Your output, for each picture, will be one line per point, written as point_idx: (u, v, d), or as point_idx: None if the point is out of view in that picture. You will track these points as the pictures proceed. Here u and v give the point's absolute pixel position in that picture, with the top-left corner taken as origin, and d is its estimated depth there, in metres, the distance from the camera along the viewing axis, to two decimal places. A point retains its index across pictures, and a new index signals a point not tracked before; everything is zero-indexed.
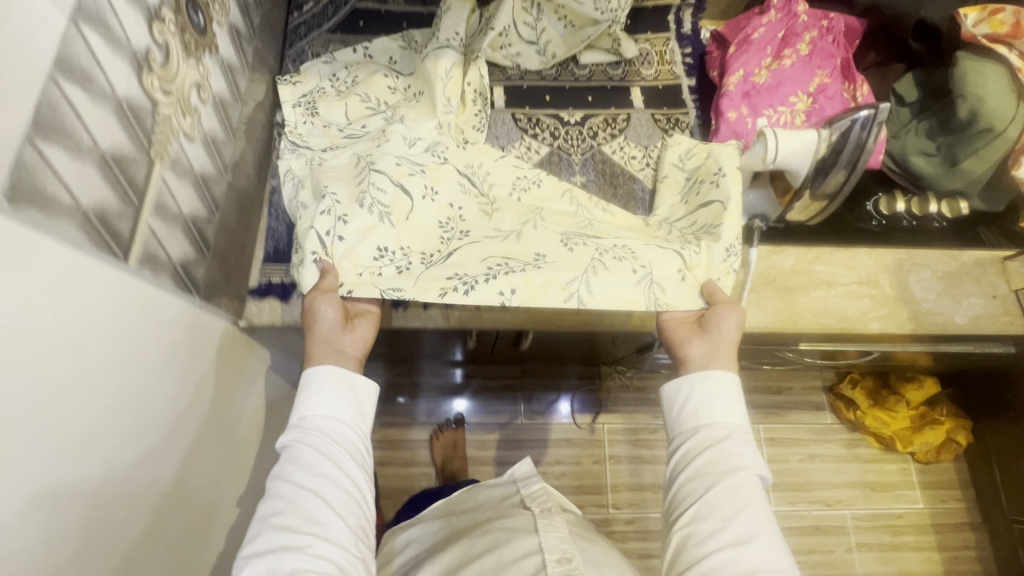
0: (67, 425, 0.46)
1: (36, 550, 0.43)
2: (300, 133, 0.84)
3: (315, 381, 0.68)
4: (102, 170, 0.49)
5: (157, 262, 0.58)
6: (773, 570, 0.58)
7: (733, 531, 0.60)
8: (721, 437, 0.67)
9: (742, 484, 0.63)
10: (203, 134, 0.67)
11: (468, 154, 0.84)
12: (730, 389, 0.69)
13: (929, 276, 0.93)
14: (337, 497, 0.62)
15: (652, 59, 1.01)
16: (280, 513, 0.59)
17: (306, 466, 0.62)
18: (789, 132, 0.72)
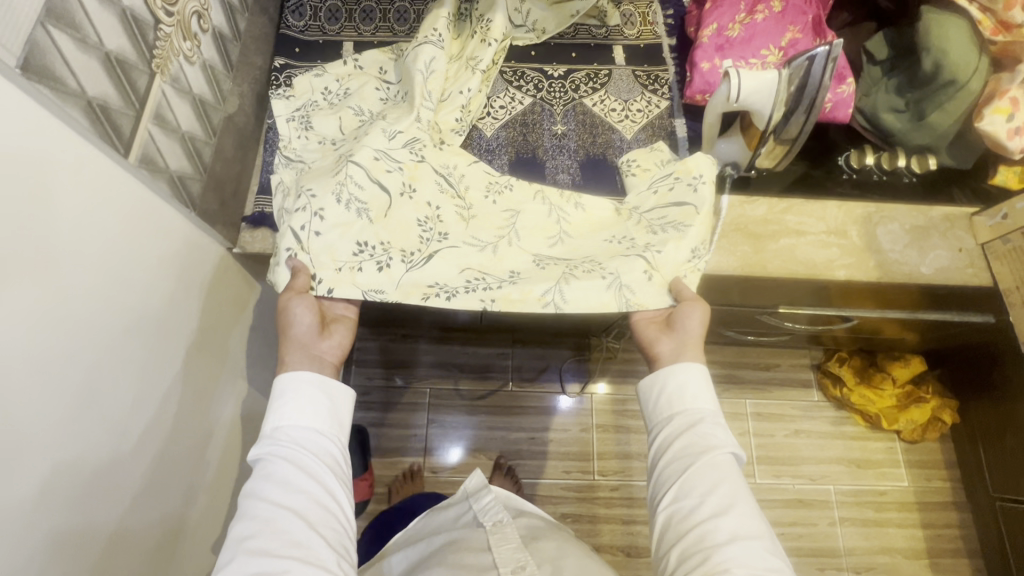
0: (62, 296, 0.51)
1: (23, 402, 0.48)
2: (294, 148, 0.85)
3: (289, 388, 0.68)
4: (107, 68, 0.54)
5: (155, 166, 0.64)
6: (752, 537, 0.61)
7: (714, 504, 0.63)
8: (697, 419, 0.70)
9: (719, 461, 0.66)
10: (202, 60, 0.72)
11: (445, 154, 0.87)
12: (702, 377, 0.72)
13: (897, 229, 0.96)
14: (317, 513, 0.61)
15: (635, 20, 1.05)
16: (253, 535, 0.57)
17: (282, 482, 0.61)
18: (753, 72, 0.77)
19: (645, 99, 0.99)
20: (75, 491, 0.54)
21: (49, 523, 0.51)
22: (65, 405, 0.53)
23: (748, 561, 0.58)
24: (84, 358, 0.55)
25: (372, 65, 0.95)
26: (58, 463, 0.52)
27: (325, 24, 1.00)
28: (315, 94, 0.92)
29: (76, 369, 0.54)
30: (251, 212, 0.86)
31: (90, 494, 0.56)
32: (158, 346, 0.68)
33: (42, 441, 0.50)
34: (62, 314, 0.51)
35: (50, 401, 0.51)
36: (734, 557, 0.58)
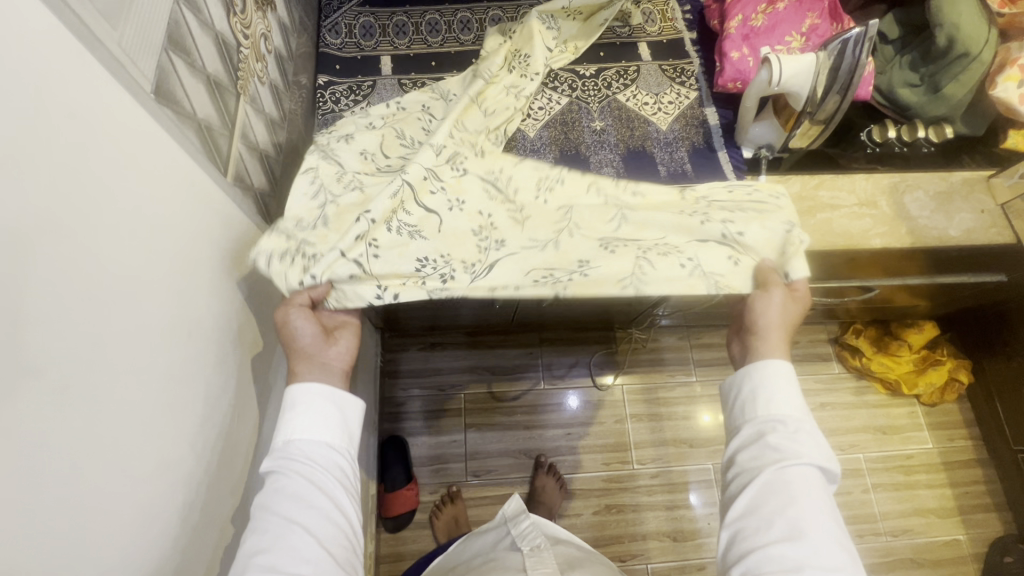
0: (175, 312, 0.53)
1: (154, 415, 0.49)
2: (330, 154, 0.80)
3: (300, 400, 0.64)
4: (209, 90, 0.57)
5: (245, 183, 0.66)
6: (827, 565, 0.57)
7: (783, 527, 0.60)
8: (770, 429, 0.67)
9: (793, 476, 0.63)
10: (270, 81, 0.75)
11: (487, 162, 0.83)
12: (776, 382, 0.69)
13: (922, 196, 1.01)
14: (328, 532, 0.57)
15: (655, 18, 1.10)
16: (265, 552, 0.54)
17: (294, 497, 0.58)
18: (791, 57, 0.81)
19: (674, 92, 1.04)
20: (195, 503, 0.56)
21: (177, 533, 0.53)
22: (186, 417, 0.55)
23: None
24: (197, 373, 0.57)
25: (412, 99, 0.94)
26: (182, 477, 0.54)
27: (361, 41, 1.02)
28: (357, 124, 0.90)
29: (191, 381, 0.56)
30: None
31: (204, 507, 0.58)
32: (248, 364, 0.70)
33: (170, 452, 0.52)
34: (180, 325, 0.54)
35: (175, 412, 0.53)
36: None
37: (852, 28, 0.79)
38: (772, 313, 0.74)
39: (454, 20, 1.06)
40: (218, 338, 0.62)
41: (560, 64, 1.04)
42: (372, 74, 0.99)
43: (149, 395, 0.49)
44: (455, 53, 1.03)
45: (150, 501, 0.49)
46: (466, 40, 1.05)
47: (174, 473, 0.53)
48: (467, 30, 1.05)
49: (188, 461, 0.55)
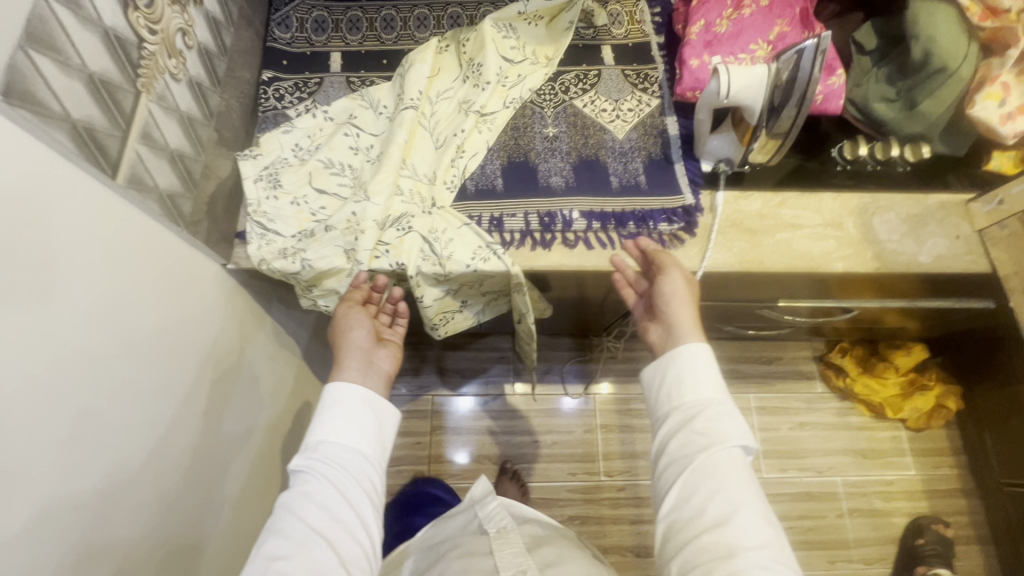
0: (51, 325, 0.50)
1: (17, 435, 0.47)
2: (266, 213, 0.85)
3: (341, 402, 0.71)
4: (91, 90, 0.54)
5: (146, 186, 0.64)
6: (751, 545, 0.61)
7: (714, 513, 0.63)
8: (696, 413, 0.70)
9: (718, 460, 0.66)
10: (189, 78, 0.72)
11: (433, 219, 0.87)
12: (700, 364, 0.72)
13: (893, 219, 0.96)
14: (346, 546, 0.62)
15: (622, 20, 1.05)
16: (286, 558, 0.59)
17: (319, 505, 0.64)
18: (742, 69, 0.76)
19: (635, 99, 0.99)
20: (87, 515, 0.55)
21: (60, 549, 0.51)
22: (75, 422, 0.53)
23: (751, 570, 0.58)
24: (90, 378, 0.55)
25: (342, 114, 0.94)
26: (64, 490, 0.52)
27: (312, 36, 0.99)
28: (284, 150, 0.89)
29: (82, 386, 0.54)
30: (242, 229, 0.86)
31: (105, 513, 0.57)
32: (169, 362, 0.69)
33: (43, 467, 0.50)
34: (58, 337, 0.51)
35: (51, 425, 0.51)
36: (736, 568, 0.58)
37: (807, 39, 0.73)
38: (682, 295, 0.77)
39: (410, 16, 1.02)
40: (118, 343, 0.59)
41: (536, 83, 0.98)
42: (320, 72, 0.97)
43: (19, 404, 0.47)
44: (409, 52, 1.00)
45: (26, 511, 0.48)
46: (420, 38, 1.01)
47: (54, 487, 0.51)
48: (422, 28, 1.02)
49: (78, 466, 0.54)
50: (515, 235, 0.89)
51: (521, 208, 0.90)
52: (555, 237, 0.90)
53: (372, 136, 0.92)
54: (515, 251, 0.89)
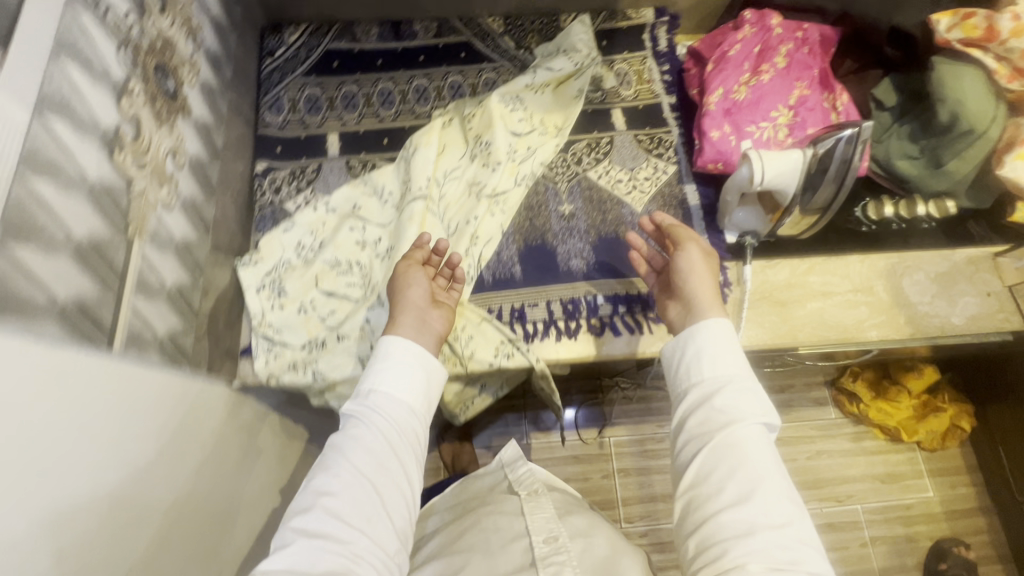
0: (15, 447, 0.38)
1: None
2: (272, 324, 0.79)
3: (391, 354, 0.67)
4: (78, 261, 0.48)
5: (145, 339, 0.57)
6: (774, 527, 0.55)
7: (731, 486, 0.58)
8: (715, 389, 0.64)
9: (739, 437, 0.60)
10: (182, 200, 0.66)
11: (450, 317, 0.82)
12: (717, 340, 0.67)
13: (922, 279, 0.93)
14: (391, 499, 0.59)
15: (630, 80, 1.00)
16: (332, 495, 0.56)
17: (365, 449, 0.60)
18: (774, 154, 0.72)
19: (651, 166, 0.95)
20: None
21: None
22: (73, 487, 0.43)
23: (770, 554, 0.53)
24: (78, 476, 0.44)
25: (344, 204, 0.88)
26: None
27: (306, 116, 0.93)
28: (286, 251, 0.83)
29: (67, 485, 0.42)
30: (247, 341, 0.80)
31: None
32: (184, 422, 0.60)
33: None
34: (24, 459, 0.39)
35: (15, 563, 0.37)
36: (753, 550, 0.53)
37: (846, 125, 0.72)
38: (700, 269, 0.74)
39: (409, 88, 0.97)
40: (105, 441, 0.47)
41: (548, 156, 0.93)
42: (318, 157, 0.90)
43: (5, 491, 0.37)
44: (410, 128, 0.94)
45: None
46: (421, 111, 0.96)
47: None
48: (423, 100, 0.96)
49: (59, 509, 0.42)
50: (538, 326, 0.84)
51: (542, 296, 0.85)
52: (580, 325, 0.85)
53: (379, 227, 0.87)
54: (539, 343, 0.84)
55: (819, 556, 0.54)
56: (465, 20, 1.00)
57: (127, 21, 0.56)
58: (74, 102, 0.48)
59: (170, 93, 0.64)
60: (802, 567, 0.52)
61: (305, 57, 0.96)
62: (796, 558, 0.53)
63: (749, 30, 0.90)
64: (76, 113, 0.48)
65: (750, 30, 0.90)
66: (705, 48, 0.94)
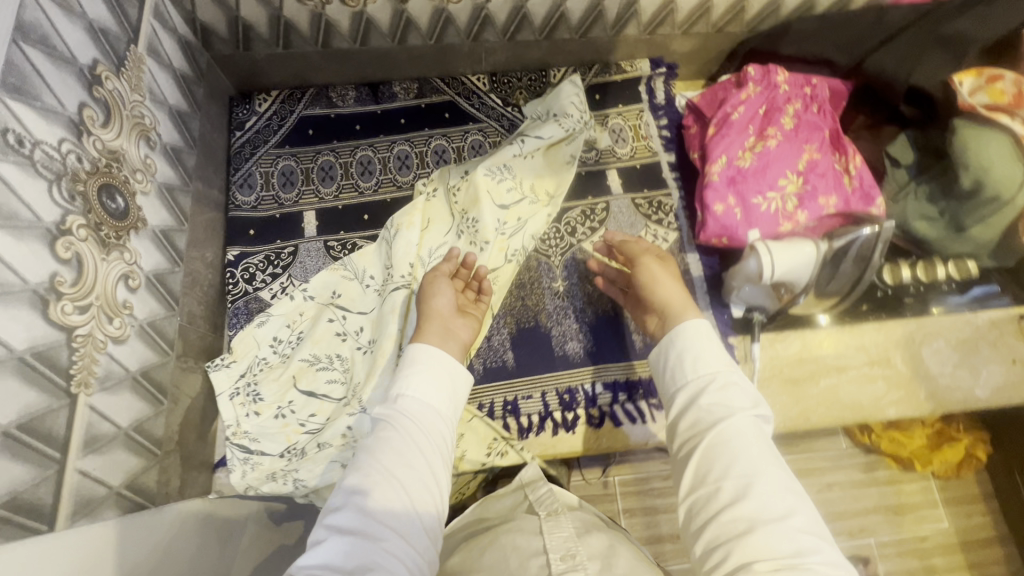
0: None
1: None
2: (248, 432, 0.73)
3: (419, 359, 0.65)
4: (6, 451, 0.43)
5: (97, 499, 0.52)
6: (779, 519, 0.49)
7: (729, 485, 0.52)
8: (702, 390, 0.60)
9: (732, 433, 0.55)
10: (138, 324, 0.60)
11: None
12: (697, 338, 0.63)
13: (943, 346, 0.87)
14: (419, 493, 0.55)
15: (626, 136, 0.92)
16: (363, 491, 0.53)
17: (393, 447, 0.57)
18: (786, 250, 0.66)
19: (650, 234, 0.87)
20: None
21: None
22: None
23: (781, 547, 0.47)
24: None
25: (323, 290, 0.82)
26: None
27: (279, 193, 0.87)
28: (263, 348, 0.78)
29: None
30: (223, 451, 0.75)
31: None
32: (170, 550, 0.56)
33: None
34: None
35: None
36: (759, 548, 0.47)
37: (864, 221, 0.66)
38: (664, 278, 0.72)
39: (390, 156, 0.90)
40: None
41: (540, 227, 0.86)
42: (293, 238, 0.84)
43: None
44: (392, 202, 0.88)
45: None
46: (404, 182, 0.89)
47: None
48: (404, 169, 0.90)
49: None
50: (533, 419, 0.79)
51: (537, 387, 0.80)
52: (578, 417, 0.79)
53: (361, 315, 0.81)
54: (535, 438, 0.78)
55: (831, 548, 0.48)
56: (447, 79, 0.93)
57: (62, 150, 0.50)
58: None
59: (119, 212, 0.58)
60: (812, 559, 0.46)
61: (278, 127, 0.89)
62: (805, 549, 0.46)
63: (752, 88, 0.83)
64: None
65: (754, 89, 0.83)
66: (706, 105, 0.88)
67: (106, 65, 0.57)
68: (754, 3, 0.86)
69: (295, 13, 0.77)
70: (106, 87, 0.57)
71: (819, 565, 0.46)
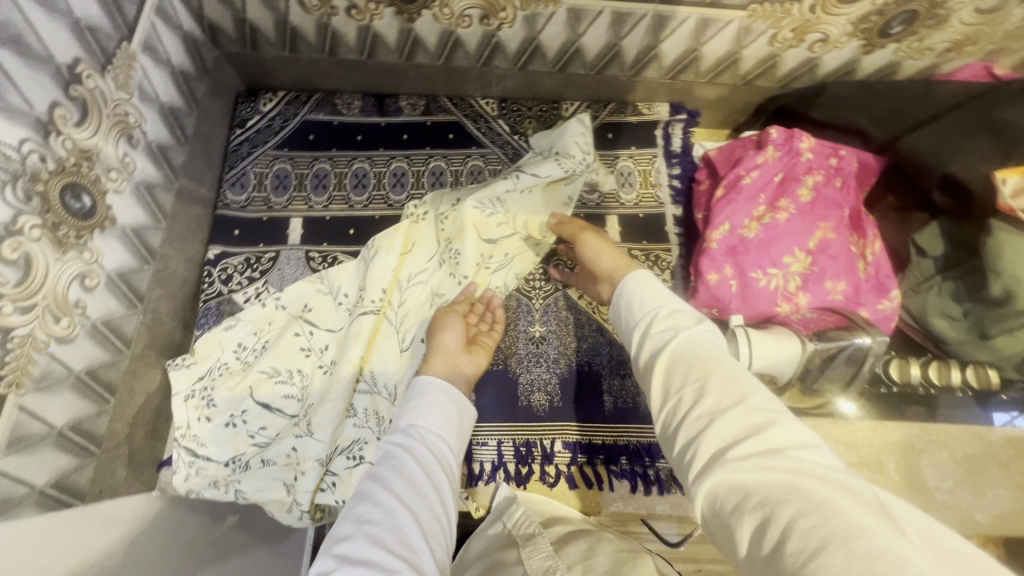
0: None
1: None
2: (196, 436, 0.72)
3: (427, 394, 0.64)
4: None
5: (17, 499, 0.52)
6: (741, 401, 0.41)
7: (688, 390, 0.45)
8: (650, 322, 0.54)
9: (683, 348, 0.48)
10: (89, 323, 0.60)
11: None
12: (639, 286, 0.58)
13: (946, 459, 0.78)
14: (429, 522, 0.49)
15: (633, 181, 0.87)
16: (375, 521, 0.47)
17: (406, 478, 0.52)
18: (766, 340, 0.65)
19: None
20: None
21: None
22: None
23: (748, 426, 0.39)
24: None
25: (296, 301, 0.79)
26: None
27: (270, 196, 0.86)
28: (225, 353, 0.76)
29: None
30: (171, 450, 0.74)
31: None
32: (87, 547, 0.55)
33: None
34: None
35: None
36: (719, 437, 0.40)
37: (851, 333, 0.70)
38: (603, 245, 0.70)
39: (386, 171, 0.87)
40: None
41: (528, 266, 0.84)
42: (276, 244, 0.83)
43: None
44: (379, 219, 0.85)
45: None
46: (395, 201, 0.86)
47: None
48: (399, 186, 0.87)
49: None
50: (485, 467, 0.75)
51: (495, 436, 0.77)
52: (532, 472, 0.75)
53: (328, 332, 0.78)
54: (483, 487, 0.75)
55: (798, 422, 0.40)
56: (456, 100, 0.91)
57: (22, 151, 0.50)
58: None
59: (83, 211, 0.58)
60: (779, 436, 0.39)
61: (280, 128, 0.88)
62: (767, 426, 0.39)
63: (772, 152, 0.77)
64: None
65: (773, 153, 0.77)
66: (722, 161, 0.82)
67: (90, 63, 0.57)
68: (787, 60, 0.79)
69: (300, 20, 0.76)
70: (86, 86, 0.57)
71: (787, 440, 0.38)
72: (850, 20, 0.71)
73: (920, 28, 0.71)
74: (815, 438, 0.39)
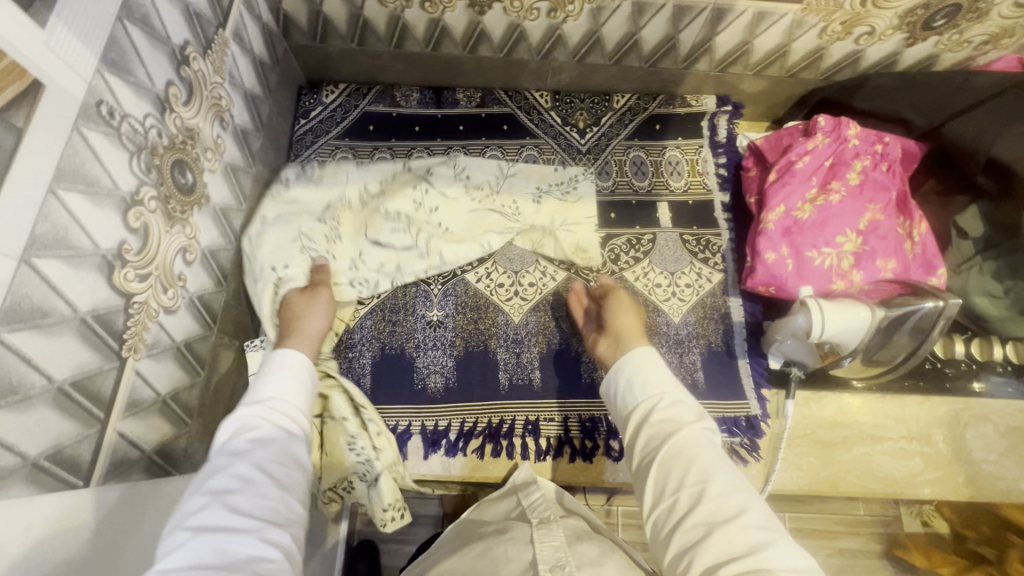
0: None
1: None
2: None
3: (282, 366, 0.57)
4: (59, 406, 0.45)
5: (129, 461, 0.54)
6: (736, 516, 0.45)
7: (686, 492, 0.48)
8: (651, 408, 0.56)
9: (682, 443, 0.51)
10: (188, 297, 0.62)
11: None
12: (642, 362, 0.60)
13: (991, 432, 0.81)
14: (291, 484, 0.47)
15: (682, 169, 0.90)
16: (232, 490, 0.44)
17: (265, 446, 0.48)
18: (836, 307, 0.69)
19: (694, 271, 0.85)
20: None
21: None
22: None
23: (743, 546, 0.43)
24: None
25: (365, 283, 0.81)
26: None
27: None
28: None
29: None
30: None
31: None
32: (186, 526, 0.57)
33: None
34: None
35: None
36: (717, 552, 0.43)
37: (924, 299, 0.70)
38: (628, 311, 0.73)
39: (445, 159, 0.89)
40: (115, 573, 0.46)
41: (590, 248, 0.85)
42: None
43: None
44: None
45: None
46: None
47: None
48: None
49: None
50: (552, 441, 0.77)
51: (559, 410, 0.78)
52: (598, 446, 0.77)
53: None
54: (550, 462, 0.77)
55: (788, 541, 0.44)
56: (511, 92, 0.94)
57: (145, 125, 0.53)
58: (73, 233, 0.44)
59: (187, 187, 0.60)
60: (769, 557, 0.42)
61: (341, 119, 0.91)
62: (761, 546, 0.43)
63: (821, 138, 0.81)
64: (73, 246, 0.44)
65: (822, 140, 0.80)
66: (770, 149, 0.86)
67: (195, 46, 0.60)
68: (833, 52, 0.84)
69: (374, 13, 0.80)
70: (192, 68, 0.59)
71: (776, 561, 0.42)
72: (897, 13, 0.75)
73: (962, 21, 0.76)
74: (806, 562, 0.42)
